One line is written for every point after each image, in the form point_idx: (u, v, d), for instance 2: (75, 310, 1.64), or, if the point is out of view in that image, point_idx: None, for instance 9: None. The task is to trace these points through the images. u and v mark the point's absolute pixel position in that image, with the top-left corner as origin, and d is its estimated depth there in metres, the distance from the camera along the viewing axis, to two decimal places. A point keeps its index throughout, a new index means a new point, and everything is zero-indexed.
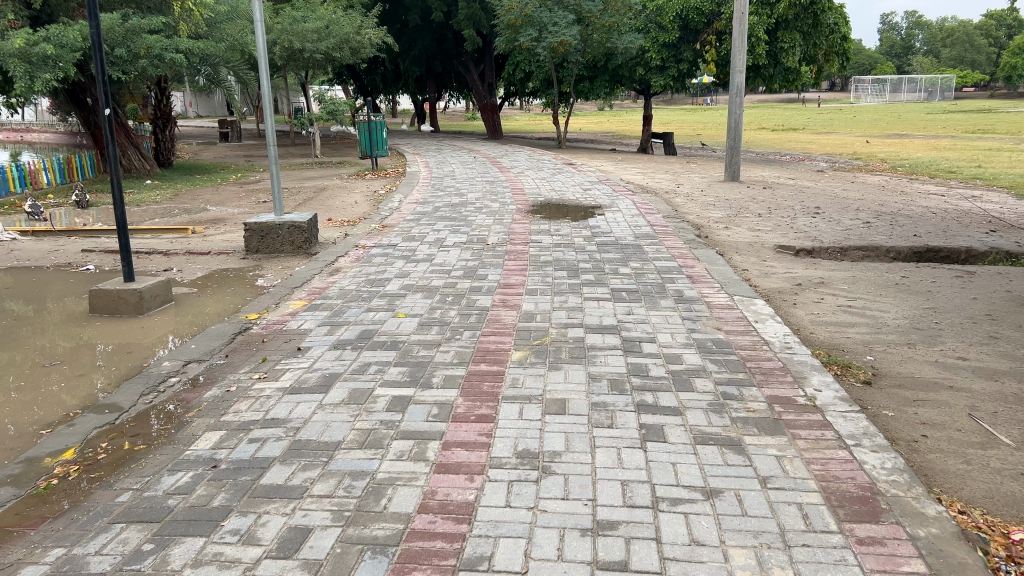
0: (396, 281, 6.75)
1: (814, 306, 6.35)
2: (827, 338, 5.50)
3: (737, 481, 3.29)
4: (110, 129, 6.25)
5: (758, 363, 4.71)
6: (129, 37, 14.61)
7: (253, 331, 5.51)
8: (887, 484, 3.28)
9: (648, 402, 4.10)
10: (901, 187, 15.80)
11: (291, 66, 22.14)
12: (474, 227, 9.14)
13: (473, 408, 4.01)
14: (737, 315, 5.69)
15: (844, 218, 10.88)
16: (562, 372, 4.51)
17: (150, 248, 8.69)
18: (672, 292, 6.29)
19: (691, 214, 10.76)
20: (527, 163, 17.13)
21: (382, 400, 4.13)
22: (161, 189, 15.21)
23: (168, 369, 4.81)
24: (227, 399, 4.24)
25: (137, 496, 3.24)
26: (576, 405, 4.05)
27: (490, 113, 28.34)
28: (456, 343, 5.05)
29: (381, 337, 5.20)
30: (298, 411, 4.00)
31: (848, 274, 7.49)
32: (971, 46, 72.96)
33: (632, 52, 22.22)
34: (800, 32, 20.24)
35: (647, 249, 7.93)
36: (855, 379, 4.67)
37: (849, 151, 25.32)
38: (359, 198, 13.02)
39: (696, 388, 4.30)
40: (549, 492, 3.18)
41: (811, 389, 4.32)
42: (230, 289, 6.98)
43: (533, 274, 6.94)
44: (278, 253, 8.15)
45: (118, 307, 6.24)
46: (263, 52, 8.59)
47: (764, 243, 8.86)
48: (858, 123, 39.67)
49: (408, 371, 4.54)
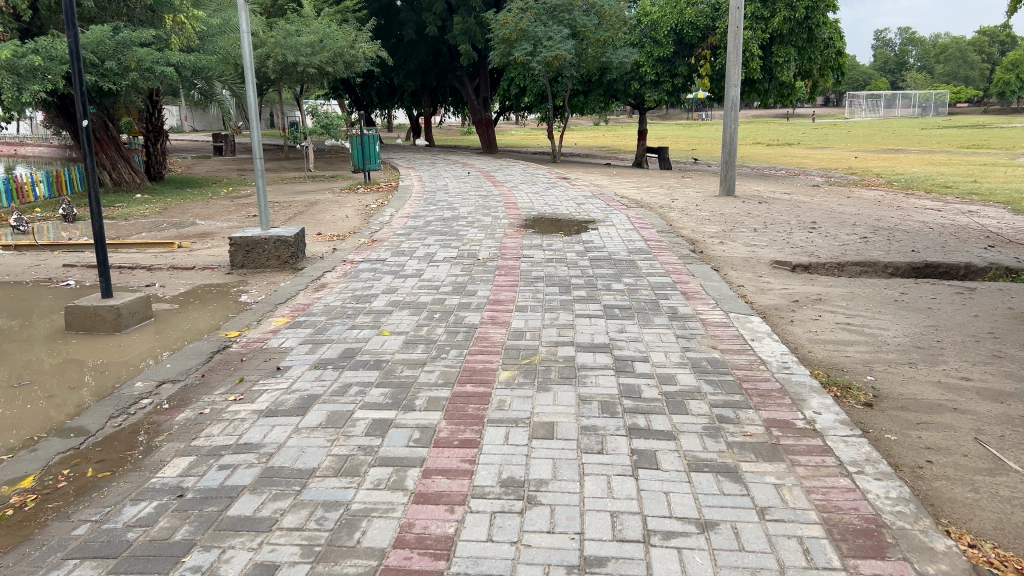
0: (382, 298, 6.56)
1: (811, 323, 6.18)
2: (826, 357, 5.33)
3: (734, 513, 3.10)
4: (88, 142, 6.02)
5: (754, 384, 4.53)
6: (120, 49, 14.48)
7: (232, 349, 5.31)
8: (892, 515, 3.10)
9: (640, 425, 3.92)
10: (897, 202, 15.72)
11: (284, 80, 22.01)
12: (464, 242, 8.99)
13: (456, 433, 3.82)
14: (733, 333, 5.52)
15: (841, 233, 10.76)
16: (550, 394, 4.32)
17: (133, 263, 8.48)
18: (665, 309, 6.12)
19: (686, 229, 10.61)
20: (521, 177, 16.99)
21: (362, 423, 3.93)
22: (150, 203, 15.01)
23: (141, 389, 4.59)
24: (199, 423, 4.04)
25: (95, 528, 3.04)
26: (564, 429, 3.86)
27: (485, 128, 28.28)
28: (441, 362, 4.87)
29: (364, 356, 5.01)
30: (272, 436, 3.81)
31: (846, 291, 7.33)
32: (964, 62, 73.41)
33: (626, 67, 21.99)
34: (795, 46, 20.15)
35: (641, 264, 7.77)
36: (855, 401, 4.49)
37: (843, 165, 25.26)
38: (350, 212, 12.86)
39: (690, 411, 4.11)
40: (534, 525, 2.99)
41: (810, 411, 4.14)
42: (212, 306, 6.77)
43: (524, 289, 6.78)
44: (263, 268, 7.96)
45: (95, 323, 6.02)
46: (250, 63, 8.39)
47: (761, 258, 8.70)
48: (854, 139, 39.73)
49: (390, 393, 4.34)
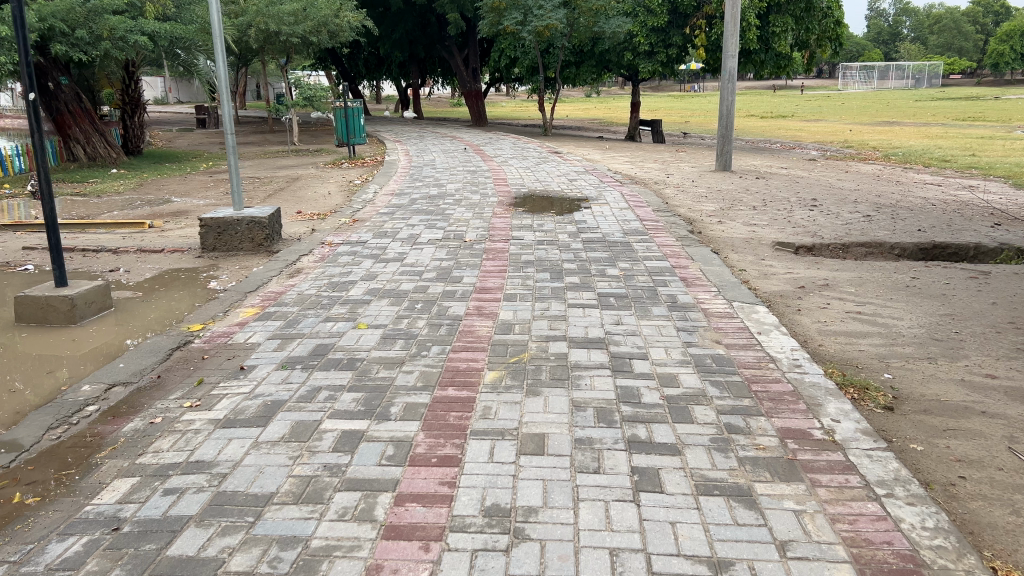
0: (361, 285, 6.12)
1: (820, 312, 5.77)
2: (839, 352, 4.93)
3: (750, 549, 2.70)
4: (35, 116, 5.48)
5: (764, 387, 4.12)
6: (91, 17, 13.90)
7: (193, 346, 4.86)
8: (932, 551, 2.71)
9: (640, 438, 3.51)
10: (896, 177, 15.34)
11: (266, 49, 21.32)
12: (451, 222, 8.52)
13: (434, 449, 3.39)
14: (738, 325, 5.10)
15: (843, 211, 10.36)
16: (540, 400, 3.90)
17: (98, 245, 8.00)
18: (664, 298, 5.70)
19: (682, 207, 10.17)
20: (512, 151, 16.51)
21: (330, 436, 3.51)
22: (126, 179, 14.46)
23: (87, 394, 4.12)
24: (148, 435, 3.61)
25: (11, 573, 2.62)
26: (556, 443, 3.44)
27: (474, 101, 27.47)
28: (421, 362, 4.44)
29: (337, 354, 4.58)
30: (228, 452, 3.38)
31: (854, 274, 6.93)
32: (959, 33, 72.77)
33: (619, 37, 21.41)
34: (793, 16, 19.72)
35: (636, 247, 7.34)
36: (875, 404, 4.10)
37: (839, 138, 24.86)
38: (332, 189, 12.36)
39: (696, 419, 3.71)
40: (520, 567, 2.58)
41: (827, 419, 3.74)
42: (178, 294, 6.30)
43: (513, 275, 6.35)
44: (236, 250, 7.50)
45: (47, 315, 5.54)
46: (218, 28, 7.85)
47: (762, 239, 8.29)
48: (848, 111, 39.24)
49: (363, 399, 3.91)
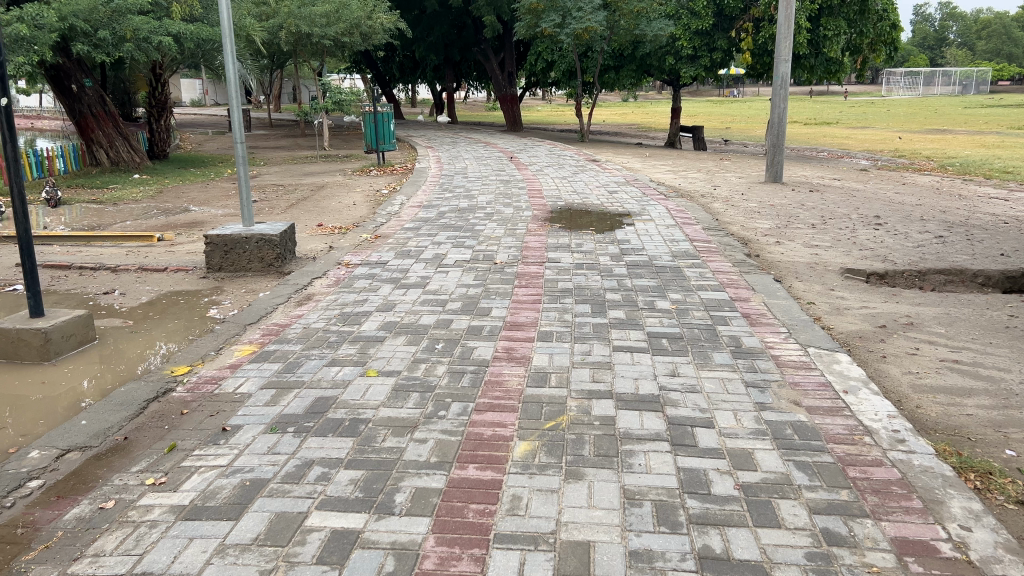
0: (375, 318, 5.36)
1: (909, 360, 4.90)
2: (942, 416, 4.07)
3: None
4: (7, 124, 4.81)
5: (864, 472, 3.28)
6: (115, 18, 13.27)
7: (174, 395, 4.15)
8: None
9: (715, 552, 2.70)
10: (958, 190, 14.26)
11: (298, 52, 20.82)
12: (481, 240, 7.76)
13: (447, 564, 2.62)
14: (818, 380, 4.26)
15: (911, 231, 9.41)
16: (584, 488, 3.11)
17: (100, 261, 7.40)
18: (727, 340, 4.88)
19: (734, 224, 9.30)
20: (548, 158, 15.72)
21: (315, 540, 2.75)
22: (147, 185, 13.97)
23: (31, 465, 3.42)
24: (92, 527, 2.89)
25: None
26: (605, 559, 2.64)
27: (510, 105, 26.62)
28: (437, 427, 3.65)
29: (338, 413, 3.82)
30: (185, 560, 2.65)
31: (940, 310, 6.04)
32: (1009, 38, 70.15)
33: (661, 40, 20.38)
34: (846, 19, 18.68)
35: (687, 273, 6.53)
36: (1005, 497, 3.23)
37: (890, 147, 23.71)
38: (358, 199, 11.68)
39: (784, 523, 2.89)
40: None
41: (955, 527, 2.89)
42: (173, 323, 5.62)
43: (548, 308, 5.56)
44: (244, 271, 6.81)
45: (18, 350, 4.87)
46: (229, 25, 7.11)
47: (828, 264, 7.40)
48: (895, 118, 37.63)
49: (363, 480, 3.16)
